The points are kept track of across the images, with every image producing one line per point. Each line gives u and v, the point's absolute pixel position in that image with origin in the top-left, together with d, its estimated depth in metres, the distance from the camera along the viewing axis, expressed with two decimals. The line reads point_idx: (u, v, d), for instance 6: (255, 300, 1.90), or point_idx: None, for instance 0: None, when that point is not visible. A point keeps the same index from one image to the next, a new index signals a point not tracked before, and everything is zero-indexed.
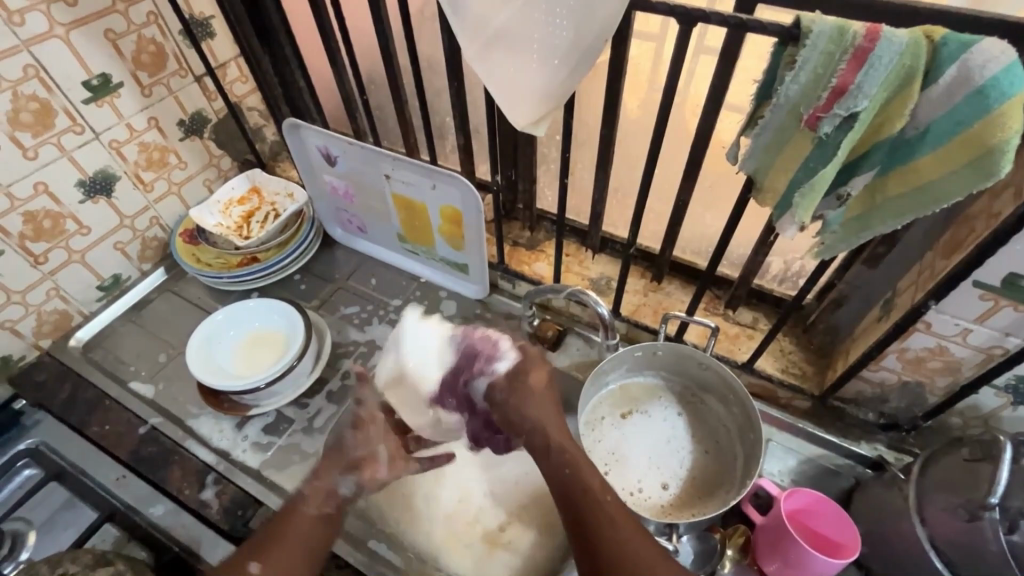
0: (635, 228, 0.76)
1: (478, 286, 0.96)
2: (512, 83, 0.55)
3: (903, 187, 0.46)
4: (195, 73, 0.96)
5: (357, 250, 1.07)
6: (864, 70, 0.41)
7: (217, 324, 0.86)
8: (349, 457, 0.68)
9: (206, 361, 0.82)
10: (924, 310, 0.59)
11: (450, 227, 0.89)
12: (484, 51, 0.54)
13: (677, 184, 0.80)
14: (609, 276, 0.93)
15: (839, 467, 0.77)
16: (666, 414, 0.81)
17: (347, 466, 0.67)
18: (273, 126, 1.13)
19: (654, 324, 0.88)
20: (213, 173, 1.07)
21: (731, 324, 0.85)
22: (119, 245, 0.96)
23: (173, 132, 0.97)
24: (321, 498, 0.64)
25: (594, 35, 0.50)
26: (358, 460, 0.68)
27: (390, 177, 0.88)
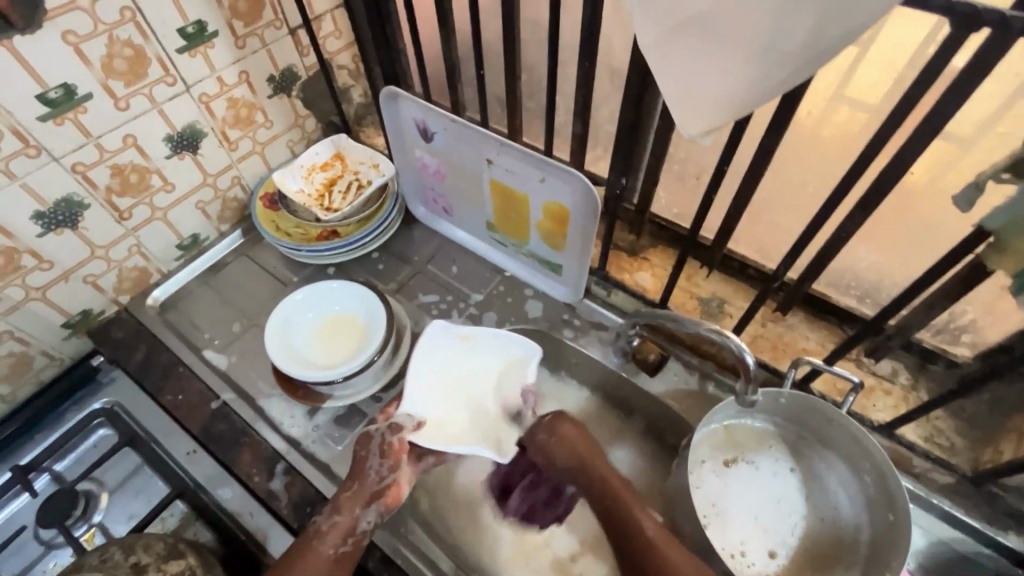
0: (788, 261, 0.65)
1: (570, 289, 0.87)
2: (696, 81, 0.43)
3: None
4: (291, 25, 0.88)
5: (439, 232, 1.00)
6: None
7: (297, 305, 0.81)
8: (370, 489, 0.67)
9: (284, 344, 0.78)
10: None
11: (552, 225, 0.80)
12: (669, 38, 0.43)
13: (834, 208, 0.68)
14: (722, 297, 0.82)
15: (978, 559, 0.65)
16: (776, 467, 0.72)
17: (368, 502, 0.67)
18: (362, 87, 1.05)
19: (772, 360, 0.77)
20: (297, 134, 1.01)
21: (866, 374, 0.74)
22: (200, 204, 0.92)
23: (263, 88, 0.91)
24: (339, 535, 0.65)
25: (835, 35, 0.37)
26: (378, 491, 0.68)
27: (492, 162, 0.79)
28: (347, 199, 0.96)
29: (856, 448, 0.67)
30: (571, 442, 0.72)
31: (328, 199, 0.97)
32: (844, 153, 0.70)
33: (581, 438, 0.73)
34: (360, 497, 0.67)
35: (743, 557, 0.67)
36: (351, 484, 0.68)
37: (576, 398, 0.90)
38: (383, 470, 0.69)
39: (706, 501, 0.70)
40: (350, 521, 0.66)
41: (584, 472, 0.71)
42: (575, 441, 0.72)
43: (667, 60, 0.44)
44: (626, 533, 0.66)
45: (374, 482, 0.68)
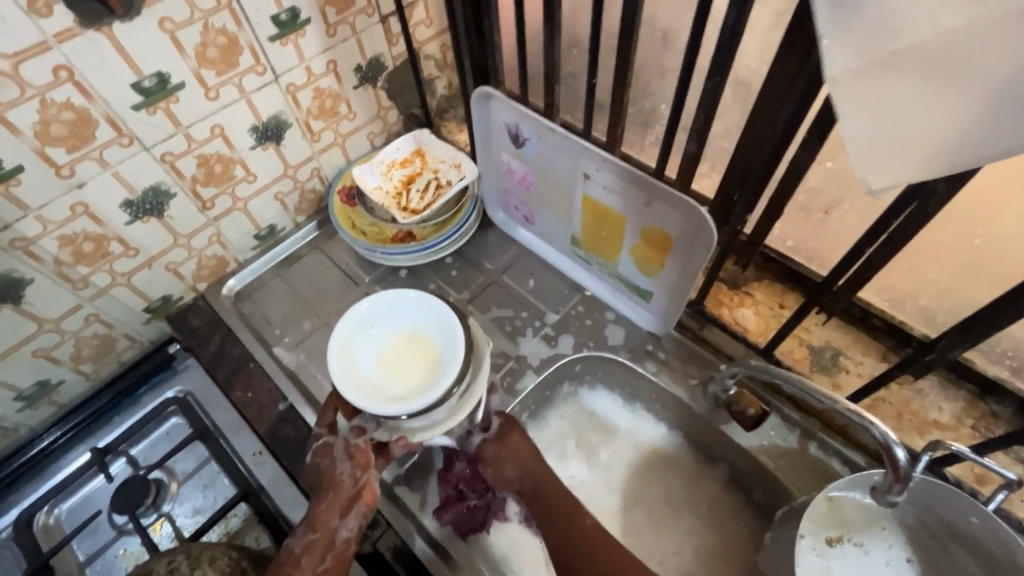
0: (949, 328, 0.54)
1: (659, 319, 0.80)
2: (894, 125, 0.35)
3: None
4: (383, 12, 0.83)
5: (517, 241, 0.94)
6: None
7: (401, 299, 0.72)
8: (346, 495, 0.64)
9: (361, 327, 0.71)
10: None
11: (649, 251, 0.72)
12: (876, 69, 0.34)
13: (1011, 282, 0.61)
14: (838, 348, 0.72)
15: None
16: (888, 555, 0.63)
17: (344, 510, 0.64)
18: (447, 79, 0.99)
19: (894, 430, 0.67)
20: (378, 126, 0.97)
21: (1013, 462, 0.63)
22: (279, 196, 0.90)
23: (349, 78, 0.87)
24: (318, 551, 0.62)
25: None
26: (354, 497, 0.65)
27: (590, 178, 0.72)
28: (426, 198, 0.92)
29: (998, 553, 0.56)
30: (518, 452, 0.70)
31: (405, 198, 0.93)
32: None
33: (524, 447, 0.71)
34: (335, 505, 0.64)
35: None
36: (324, 494, 0.65)
37: (652, 436, 0.83)
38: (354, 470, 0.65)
39: None
40: (328, 534, 0.63)
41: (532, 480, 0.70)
42: (524, 451, 0.71)
43: (859, 97, 0.35)
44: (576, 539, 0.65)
45: (349, 486, 0.65)
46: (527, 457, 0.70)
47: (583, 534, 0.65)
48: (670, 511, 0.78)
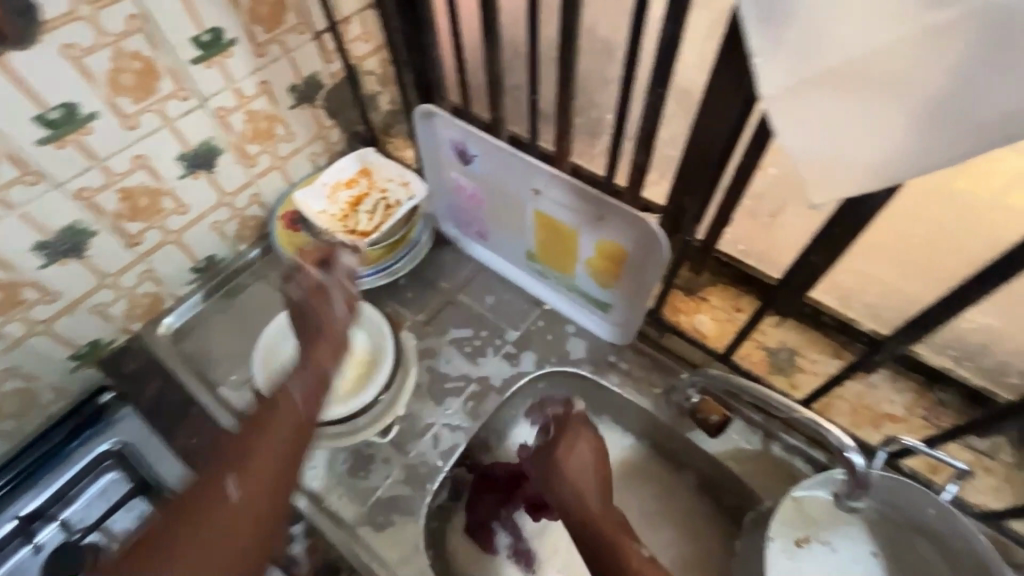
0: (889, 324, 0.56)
1: (620, 330, 0.79)
2: (832, 141, 0.35)
3: None
4: (315, 29, 0.80)
5: (473, 257, 0.92)
6: None
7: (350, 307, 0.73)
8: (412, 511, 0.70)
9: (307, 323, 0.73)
10: None
11: (604, 264, 0.71)
12: (810, 87, 0.33)
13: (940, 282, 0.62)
14: (793, 348, 0.73)
15: None
16: (855, 548, 0.64)
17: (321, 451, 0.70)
18: (390, 94, 0.96)
19: (851, 426, 0.68)
20: (321, 146, 0.93)
21: (961, 448, 0.65)
22: (216, 225, 0.85)
23: (284, 98, 0.82)
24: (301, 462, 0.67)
25: None
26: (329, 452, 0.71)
27: (539, 193, 0.70)
28: (373, 220, 0.88)
29: (959, 544, 0.58)
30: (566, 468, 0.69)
31: (353, 221, 0.89)
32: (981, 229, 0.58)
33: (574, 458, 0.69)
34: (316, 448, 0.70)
35: None
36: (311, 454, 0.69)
37: (621, 447, 0.82)
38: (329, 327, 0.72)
39: None
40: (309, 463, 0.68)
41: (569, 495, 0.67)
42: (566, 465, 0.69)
43: (797, 115, 0.35)
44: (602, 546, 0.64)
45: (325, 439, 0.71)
46: (582, 474, 0.68)
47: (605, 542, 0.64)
48: (644, 522, 0.78)
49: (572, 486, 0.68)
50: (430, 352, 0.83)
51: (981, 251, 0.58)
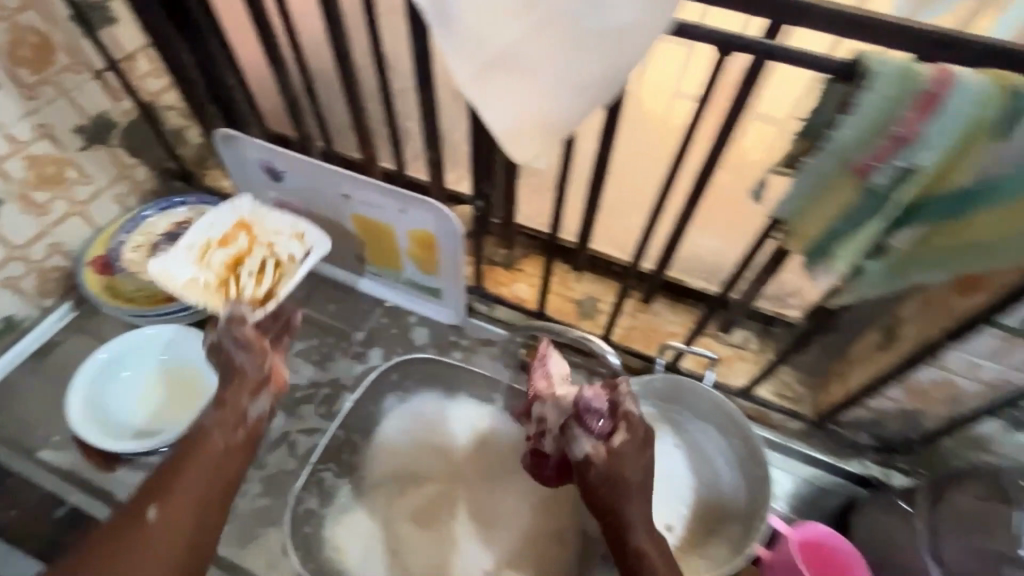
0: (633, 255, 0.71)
1: (453, 311, 0.87)
2: (514, 111, 0.45)
3: (954, 242, 0.42)
4: (95, 68, 0.79)
5: (309, 272, 0.94)
6: (935, 119, 0.37)
7: (163, 334, 0.70)
8: None
9: (116, 360, 0.68)
10: (940, 347, 0.57)
11: (422, 252, 0.80)
12: (485, 71, 0.44)
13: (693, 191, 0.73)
14: (595, 296, 0.87)
15: (830, 486, 0.76)
16: (661, 445, 0.77)
17: (255, 389, 0.59)
18: (198, 128, 0.96)
19: (646, 349, 0.83)
20: (126, 186, 0.90)
21: (723, 346, 0.82)
22: (9, 282, 0.79)
23: (71, 141, 0.79)
24: (228, 425, 0.56)
25: (622, 69, 0.42)
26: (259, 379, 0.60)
27: (349, 197, 0.76)
28: (266, 281, 0.77)
29: (725, 416, 0.73)
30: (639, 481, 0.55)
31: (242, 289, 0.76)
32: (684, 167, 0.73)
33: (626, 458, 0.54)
34: (244, 387, 0.59)
35: None
36: (227, 381, 0.59)
37: None
38: (234, 429, 0.56)
39: None
40: (238, 409, 0.57)
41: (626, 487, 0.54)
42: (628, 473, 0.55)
43: (486, 95, 0.45)
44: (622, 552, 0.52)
45: (255, 371, 0.60)
46: (629, 483, 0.54)
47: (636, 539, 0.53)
48: None
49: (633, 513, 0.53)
50: None
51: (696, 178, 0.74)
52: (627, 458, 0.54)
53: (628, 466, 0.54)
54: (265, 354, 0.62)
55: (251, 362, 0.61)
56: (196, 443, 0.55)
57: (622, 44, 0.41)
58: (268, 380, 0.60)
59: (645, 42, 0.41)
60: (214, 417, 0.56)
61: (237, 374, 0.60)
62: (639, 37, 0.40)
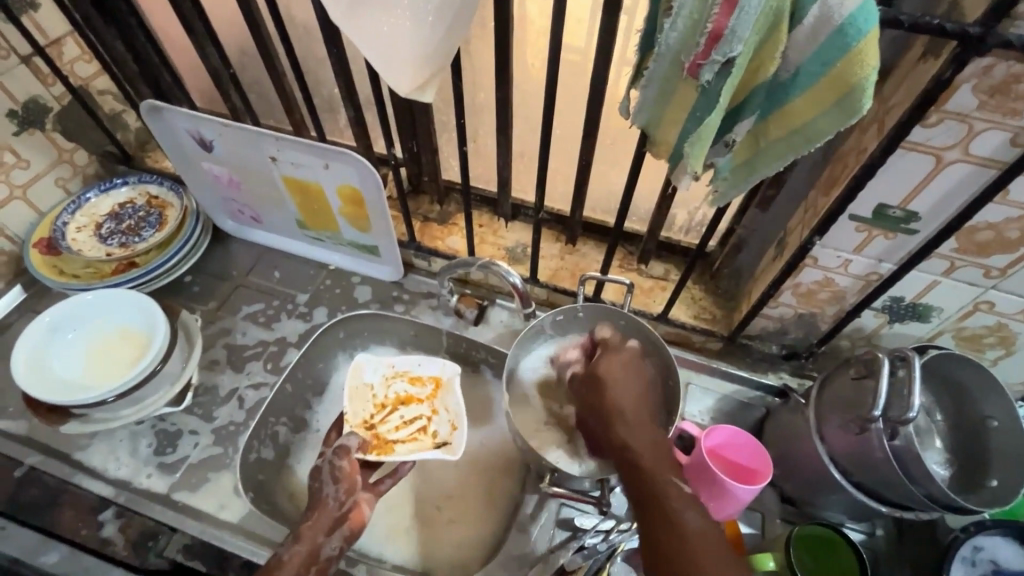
0: (542, 191, 0.76)
1: (392, 267, 0.91)
2: (385, 44, 0.50)
3: (782, 130, 0.47)
4: (21, 54, 0.81)
5: (253, 242, 0.98)
6: (736, 14, 0.40)
7: (121, 299, 0.75)
8: (333, 514, 0.67)
9: (79, 314, 0.75)
10: (810, 246, 0.62)
11: (352, 208, 0.84)
12: (353, 7, 0.48)
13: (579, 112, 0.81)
14: (525, 243, 0.92)
15: (750, 399, 0.81)
16: None
17: (329, 527, 0.66)
18: (135, 111, 0.99)
19: (573, 287, 0.88)
20: (67, 170, 0.93)
21: (645, 278, 0.86)
22: None
23: (4, 126, 0.82)
24: (302, 564, 0.64)
25: None
26: (340, 517, 0.67)
27: (277, 159, 0.80)
28: (400, 439, 0.73)
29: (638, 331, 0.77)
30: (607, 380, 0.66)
31: (384, 425, 0.74)
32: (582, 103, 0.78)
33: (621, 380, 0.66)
34: (321, 523, 0.66)
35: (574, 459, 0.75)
36: (309, 514, 0.67)
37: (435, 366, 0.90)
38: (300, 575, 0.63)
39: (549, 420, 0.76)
40: (313, 548, 0.65)
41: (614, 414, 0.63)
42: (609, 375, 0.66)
43: (353, 30, 0.49)
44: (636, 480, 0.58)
45: (335, 507, 0.67)
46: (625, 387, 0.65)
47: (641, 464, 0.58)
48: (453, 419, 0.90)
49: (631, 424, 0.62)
50: (223, 332, 0.88)
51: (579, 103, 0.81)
52: (627, 388, 0.65)
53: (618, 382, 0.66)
54: (349, 491, 0.69)
55: (333, 498, 0.68)
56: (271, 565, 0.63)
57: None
58: (344, 519, 0.67)
59: None
60: (289, 552, 0.64)
61: (320, 503, 0.68)
62: None
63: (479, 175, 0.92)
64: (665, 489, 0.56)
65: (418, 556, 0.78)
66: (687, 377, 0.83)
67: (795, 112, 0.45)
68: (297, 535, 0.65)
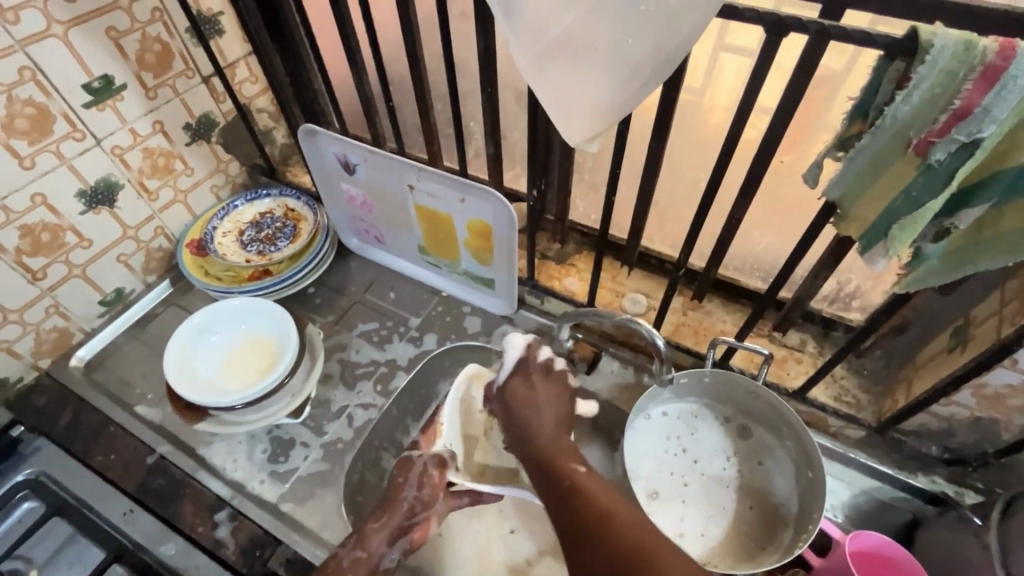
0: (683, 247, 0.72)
1: (505, 301, 0.90)
2: (568, 96, 0.48)
3: (1021, 221, 0.41)
4: (203, 73, 0.89)
5: (375, 262, 1.00)
6: (995, 92, 0.36)
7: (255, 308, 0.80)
8: (399, 523, 0.68)
9: (223, 314, 0.79)
10: (1014, 346, 0.53)
11: (478, 241, 0.84)
12: (543, 59, 0.47)
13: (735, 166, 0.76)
14: (645, 293, 0.88)
15: (895, 501, 0.72)
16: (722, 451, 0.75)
17: (393, 536, 0.68)
18: (284, 129, 1.06)
19: (695, 346, 0.82)
20: (221, 178, 1.01)
21: (778, 347, 0.80)
22: (122, 258, 0.90)
23: (180, 136, 0.90)
24: (363, 570, 0.65)
25: (674, 47, 0.43)
26: (408, 527, 0.69)
27: (415, 187, 0.82)
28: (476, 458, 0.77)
29: (775, 414, 0.73)
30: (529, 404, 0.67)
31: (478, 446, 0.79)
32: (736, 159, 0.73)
33: (539, 390, 0.68)
34: (388, 529, 0.67)
35: (691, 538, 0.69)
36: (380, 515, 0.68)
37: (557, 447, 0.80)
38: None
39: (674, 488, 0.73)
40: (375, 557, 0.66)
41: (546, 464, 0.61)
42: (527, 397, 0.67)
43: (540, 77, 0.48)
44: (582, 539, 0.54)
45: (405, 516, 0.69)
46: (539, 402, 0.67)
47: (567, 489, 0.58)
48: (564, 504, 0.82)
49: (540, 423, 0.65)
50: (340, 347, 0.90)
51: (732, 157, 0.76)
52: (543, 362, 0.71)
53: (523, 406, 0.67)
54: (421, 506, 0.70)
55: (408, 504, 0.69)
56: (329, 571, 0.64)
57: (673, 22, 0.42)
58: (409, 530, 0.69)
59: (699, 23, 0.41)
60: (355, 559, 0.65)
61: (393, 507, 0.69)
62: (692, 17, 0.41)
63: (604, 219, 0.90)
64: (564, 472, 0.59)
65: None
66: None
67: None
68: (362, 540, 0.66)
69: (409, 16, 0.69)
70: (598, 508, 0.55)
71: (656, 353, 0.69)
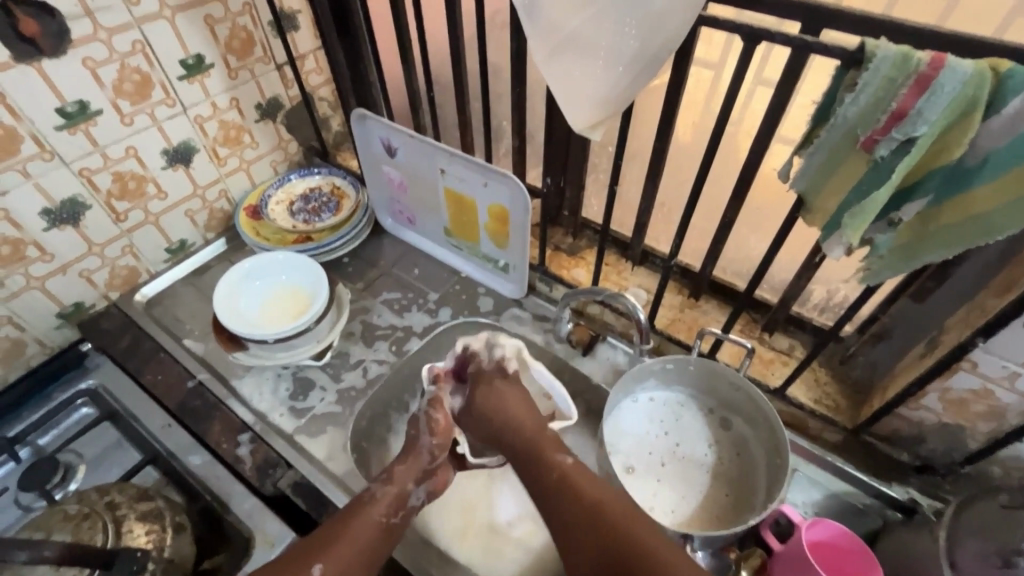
0: (678, 241, 0.79)
1: (515, 285, 0.98)
2: (574, 86, 0.56)
3: (958, 215, 0.46)
4: (277, 61, 1.03)
5: (404, 241, 1.10)
6: (926, 96, 0.42)
7: (285, 260, 0.93)
8: (422, 466, 0.72)
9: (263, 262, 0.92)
10: (970, 347, 0.57)
11: (497, 225, 0.92)
12: (554, 54, 0.55)
13: (735, 174, 0.82)
14: (646, 289, 0.95)
15: (866, 507, 0.73)
16: (699, 437, 0.80)
17: (419, 477, 0.72)
18: (339, 117, 1.18)
19: (687, 340, 0.88)
20: (280, 155, 1.14)
21: (767, 348, 0.85)
22: (189, 213, 1.04)
23: (251, 113, 1.04)
24: (393, 505, 0.68)
25: (659, 46, 0.51)
26: (430, 470, 0.73)
27: (445, 171, 0.92)
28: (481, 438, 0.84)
29: (754, 408, 0.77)
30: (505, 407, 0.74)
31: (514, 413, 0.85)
32: (723, 167, 0.83)
33: (506, 391, 0.76)
34: (413, 472, 0.72)
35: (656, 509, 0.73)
36: (404, 458, 0.73)
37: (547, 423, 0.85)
38: (388, 512, 0.67)
39: (651, 463, 0.77)
40: (403, 494, 0.70)
41: (537, 459, 0.68)
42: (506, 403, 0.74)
43: (552, 69, 0.56)
44: (559, 509, 0.63)
45: (427, 461, 0.73)
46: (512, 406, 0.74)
47: (558, 479, 0.65)
48: None
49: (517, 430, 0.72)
50: (364, 310, 1.00)
51: (733, 167, 0.83)
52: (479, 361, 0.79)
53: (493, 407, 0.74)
54: (440, 451, 0.74)
55: (427, 451, 0.73)
56: (358, 506, 0.67)
57: (657, 29, 0.50)
58: (432, 474, 0.73)
59: (678, 27, 0.50)
60: (381, 492, 0.69)
61: (413, 453, 0.73)
62: (674, 22, 0.49)
63: (615, 219, 0.98)
64: (559, 461, 0.67)
65: (481, 565, 0.78)
66: (794, 463, 0.77)
67: (974, 200, 0.45)
68: (391, 477, 0.71)
69: (456, 20, 0.79)
70: (586, 494, 0.63)
71: (635, 325, 0.78)
